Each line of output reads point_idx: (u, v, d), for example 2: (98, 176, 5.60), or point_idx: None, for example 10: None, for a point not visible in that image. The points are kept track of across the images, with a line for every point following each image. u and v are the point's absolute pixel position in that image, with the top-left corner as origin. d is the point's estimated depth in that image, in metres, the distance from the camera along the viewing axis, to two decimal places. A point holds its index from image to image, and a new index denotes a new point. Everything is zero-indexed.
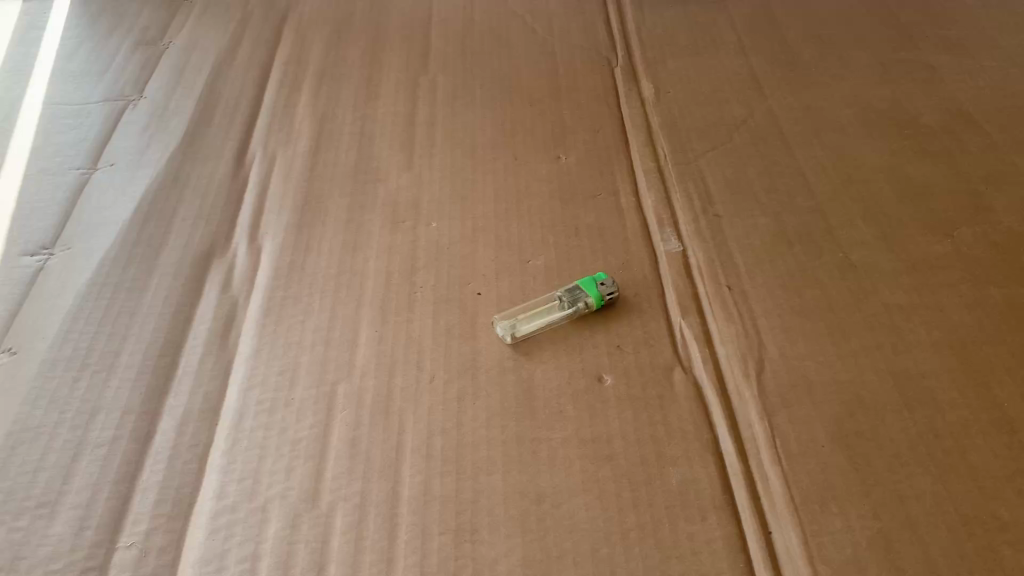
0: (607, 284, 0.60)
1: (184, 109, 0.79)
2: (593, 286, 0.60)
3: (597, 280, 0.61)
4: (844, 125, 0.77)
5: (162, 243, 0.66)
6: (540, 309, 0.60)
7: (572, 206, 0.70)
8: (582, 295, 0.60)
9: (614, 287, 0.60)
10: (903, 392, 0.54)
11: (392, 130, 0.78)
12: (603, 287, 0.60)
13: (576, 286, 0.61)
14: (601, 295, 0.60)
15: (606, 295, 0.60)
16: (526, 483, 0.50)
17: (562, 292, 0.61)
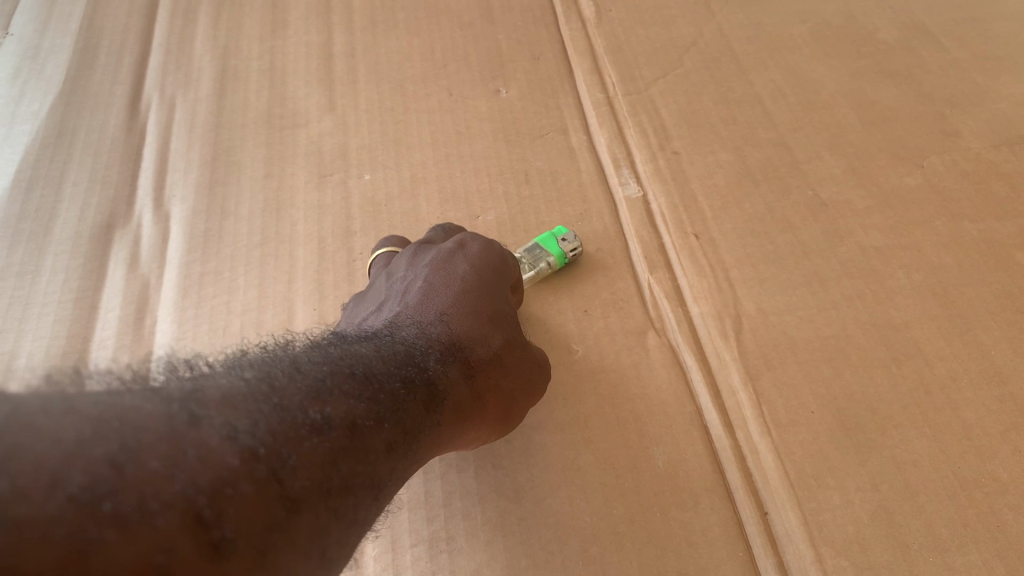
0: (568, 239, 0.55)
1: (61, 47, 0.69)
2: (554, 243, 0.55)
3: (557, 236, 0.55)
4: (800, 44, 0.72)
5: (52, 215, 0.57)
6: None
7: (520, 149, 0.64)
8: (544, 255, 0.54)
9: (575, 245, 0.55)
10: (889, 345, 0.51)
11: (308, 63, 0.69)
12: (565, 243, 0.55)
13: (535, 245, 0.55)
14: (564, 252, 0.55)
15: (569, 252, 0.55)
16: (503, 478, 0.46)
17: (520, 253, 0.55)
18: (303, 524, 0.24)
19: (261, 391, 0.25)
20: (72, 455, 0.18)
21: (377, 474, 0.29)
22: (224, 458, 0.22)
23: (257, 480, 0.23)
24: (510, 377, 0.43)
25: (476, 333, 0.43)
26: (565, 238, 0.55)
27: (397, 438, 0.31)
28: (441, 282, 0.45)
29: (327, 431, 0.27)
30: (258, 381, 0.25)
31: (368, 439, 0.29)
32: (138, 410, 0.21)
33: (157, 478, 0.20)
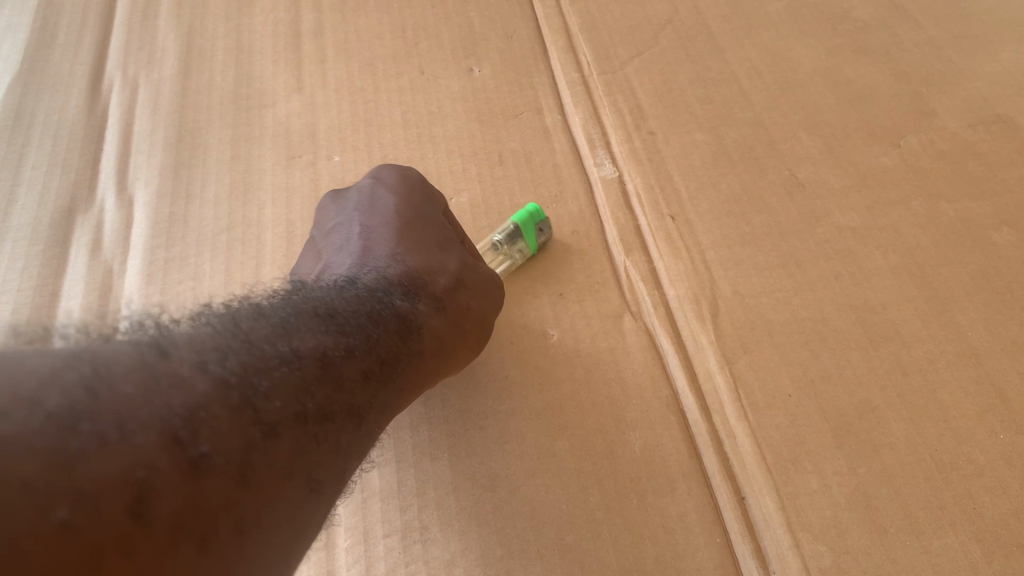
0: (544, 226, 0.54)
1: (19, 27, 0.67)
2: (532, 229, 0.54)
3: (535, 221, 0.54)
4: (776, 22, 0.71)
5: (10, 199, 0.55)
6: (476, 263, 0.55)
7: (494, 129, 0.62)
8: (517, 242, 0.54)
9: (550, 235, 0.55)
10: (866, 327, 0.51)
11: (275, 41, 0.67)
12: (541, 232, 0.54)
13: (513, 228, 0.54)
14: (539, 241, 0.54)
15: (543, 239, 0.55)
16: (477, 466, 0.45)
17: (497, 236, 0.54)
18: (278, 446, 0.27)
19: (226, 333, 0.28)
20: (50, 384, 0.22)
21: (355, 400, 0.32)
22: (195, 385, 0.25)
23: (229, 405, 0.26)
24: (473, 301, 0.45)
25: (435, 265, 0.44)
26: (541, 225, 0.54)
27: (370, 367, 0.34)
28: (381, 220, 0.46)
29: (296, 361, 0.30)
30: (226, 327, 0.29)
31: (339, 370, 0.32)
32: (109, 351, 0.24)
33: (132, 401, 0.23)
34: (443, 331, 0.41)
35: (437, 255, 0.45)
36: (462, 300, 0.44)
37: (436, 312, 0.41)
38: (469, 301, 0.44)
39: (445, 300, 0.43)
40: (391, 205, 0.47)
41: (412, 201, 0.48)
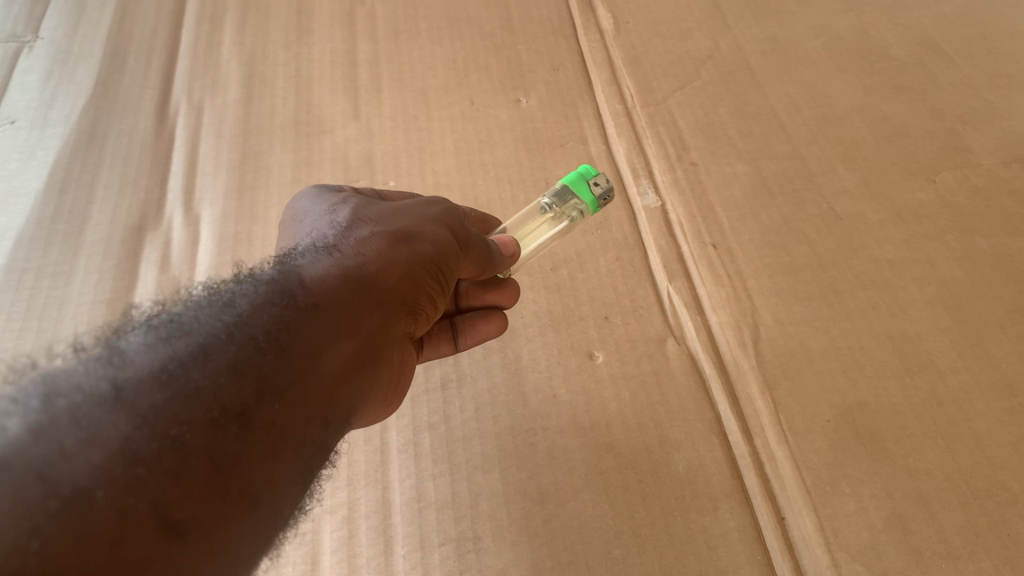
0: (601, 183, 0.52)
1: (91, 52, 0.70)
2: (584, 188, 0.52)
3: (589, 180, 0.52)
4: (815, 58, 0.73)
5: (84, 216, 0.59)
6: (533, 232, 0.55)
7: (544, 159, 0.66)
8: (573, 201, 0.53)
9: (605, 190, 0.52)
10: (902, 356, 0.53)
11: (333, 69, 0.71)
12: (597, 188, 0.52)
13: (565, 189, 0.52)
14: (595, 198, 0.52)
15: (601, 197, 0.52)
16: (527, 480, 0.47)
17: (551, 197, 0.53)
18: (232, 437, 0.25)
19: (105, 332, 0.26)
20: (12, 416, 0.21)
21: (263, 348, 0.28)
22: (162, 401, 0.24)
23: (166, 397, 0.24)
24: (387, 236, 0.40)
25: (331, 231, 0.41)
26: (597, 179, 0.52)
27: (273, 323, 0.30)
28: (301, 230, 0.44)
29: (165, 328, 0.26)
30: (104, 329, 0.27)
31: (243, 326, 0.28)
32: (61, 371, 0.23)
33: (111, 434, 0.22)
34: (359, 269, 0.37)
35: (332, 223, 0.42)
36: (368, 239, 0.40)
37: (343, 256, 0.37)
38: (379, 237, 0.40)
39: (348, 245, 0.39)
40: (305, 212, 0.45)
41: (311, 202, 0.46)
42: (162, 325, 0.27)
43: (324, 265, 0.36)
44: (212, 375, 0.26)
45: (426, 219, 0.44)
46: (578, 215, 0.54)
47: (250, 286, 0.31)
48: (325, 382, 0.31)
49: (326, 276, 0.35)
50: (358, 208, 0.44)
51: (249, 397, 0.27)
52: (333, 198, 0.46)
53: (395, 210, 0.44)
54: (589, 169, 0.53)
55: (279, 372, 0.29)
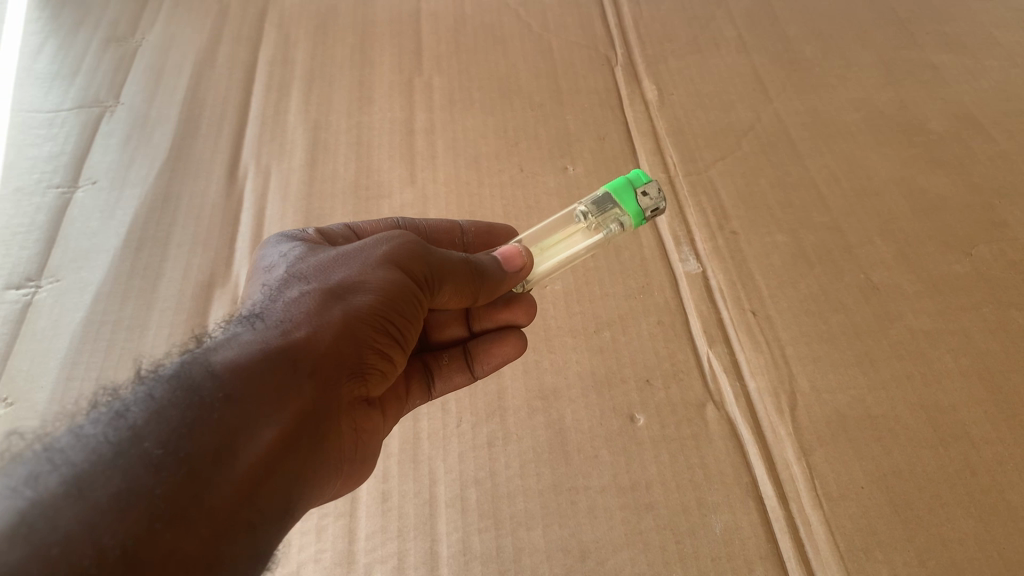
0: (649, 196, 0.48)
1: (167, 118, 0.76)
2: (630, 197, 0.48)
3: (637, 189, 0.48)
4: (853, 131, 0.76)
5: (159, 273, 0.63)
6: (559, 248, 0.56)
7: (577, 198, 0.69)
8: (616, 211, 0.50)
9: (653, 202, 0.48)
10: (937, 426, 0.54)
11: (391, 137, 0.75)
12: (644, 200, 0.48)
13: (609, 194, 0.49)
14: (641, 211, 0.48)
15: (647, 211, 0.48)
16: (569, 537, 0.49)
17: (594, 201, 0.49)
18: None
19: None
20: None
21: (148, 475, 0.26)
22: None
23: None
24: (322, 295, 0.37)
25: (268, 297, 0.38)
26: (645, 188, 0.49)
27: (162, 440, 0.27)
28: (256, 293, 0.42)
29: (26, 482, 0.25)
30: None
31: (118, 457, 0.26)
32: None
33: None
34: (286, 335, 0.34)
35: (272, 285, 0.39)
36: (303, 296, 0.37)
37: (268, 326, 0.35)
38: (316, 291, 0.37)
39: (279, 310, 0.36)
40: (263, 268, 0.43)
41: (272, 255, 0.44)
42: (39, 461, 0.26)
43: (245, 340, 0.33)
44: (88, 515, 0.25)
45: (375, 253, 0.40)
46: (620, 226, 0.50)
47: (145, 398, 0.29)
48: (234, 482, 0.28)
49: (245, 352, 0.32)
50: (307, 261, 0.41)
51: (134, 534, 0.25)
52: (289, 250, 0.43)
53: (341, 252, 0.41)
54: (639, 176, 0.49)
55: (183, 487, 0.27)
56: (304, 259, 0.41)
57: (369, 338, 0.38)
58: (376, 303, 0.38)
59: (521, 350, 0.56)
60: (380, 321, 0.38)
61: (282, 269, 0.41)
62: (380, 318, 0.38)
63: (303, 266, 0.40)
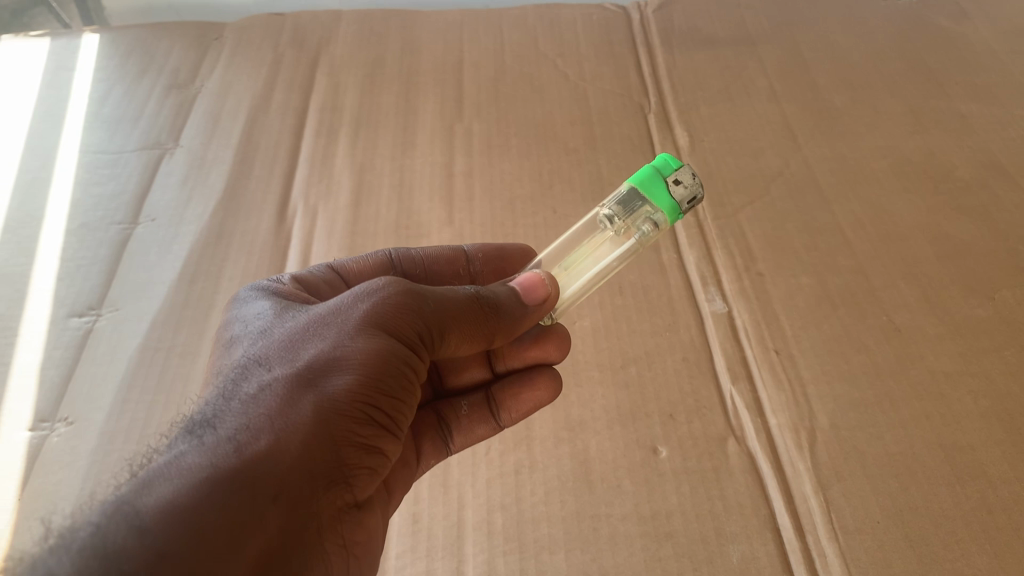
0: (681, 186, 0.48)
1: (223, 160, 0.81)
2: (662, 192, 0.48)
3: (668, 182, 0.48)
4: (880, 178, 0.78)
5: (211, 305, 0.68)
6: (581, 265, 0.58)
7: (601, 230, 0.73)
8: (649, 205, 0.49)
9: (687, 191, 0.48)
10: (954, 465, 0.55)
11: (431, 180, 0.78)
12: (677, 192, 0.48)
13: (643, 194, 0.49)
14: (676, 204, 0.48)
15: (683, 202, 0.48)
16: (590, 562, 0.52)
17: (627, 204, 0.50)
18: None
19: None
20: None
21: None
22: None
23: None
24: (291, 392, 0.37)
25: (238, 389, 0.38)
26: (676, 175, 0.48)
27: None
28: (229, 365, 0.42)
29: None
30: None
31: None
32: None
33: None
34: (244, 450, 0.34)
35: (234, 375, 0.39)
36: (265, 396, 0.37)
37: (232, 437, 0.35)
38: (278, 388, 0.37)
39: (244, 411, 0.36)
40: (237, 335, 0.43)
41: (246, 322, 0.44)
42: None
43: (195, 463, 0.33)
44: None
45: (348, 334, 0.40)
46: (656, 221, 0.50)
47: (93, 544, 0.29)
48: None
49: (195, 482, 0.32)
50: (279, 339, 0.41)
51: None
52: (263, 320, 0.43)
53: (307, 333, 0.40)
54: (667, 162, 0.49)
55: None
56: (278, 336, 0.41)
57: (346, 435, 0.38)
58: (349, 396, 0.38)
59: (556, 393, 0.58)
60: (355, 412, 0.38)
61: (255, 346, 0.41)
62: (354, 410, 0.38)
63: (276, 347, 0.40)
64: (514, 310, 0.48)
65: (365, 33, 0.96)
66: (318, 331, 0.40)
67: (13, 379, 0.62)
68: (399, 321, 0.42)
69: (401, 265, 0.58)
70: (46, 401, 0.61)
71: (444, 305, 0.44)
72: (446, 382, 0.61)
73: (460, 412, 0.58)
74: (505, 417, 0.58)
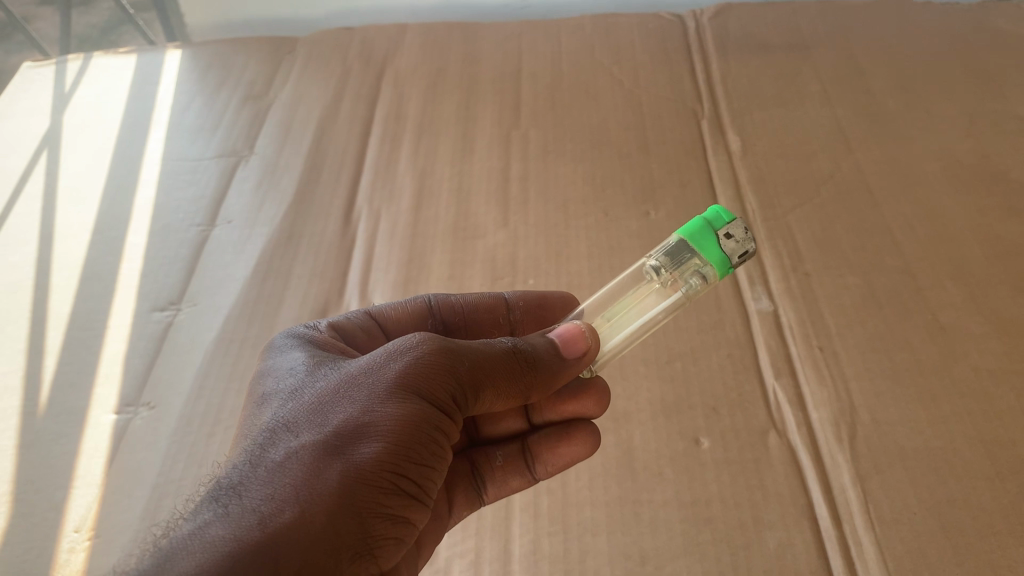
0: (733, 241, 0.49)
1: (293, 166, 0.86)
2: (714, 245, 0.49)
3: (719, 236, 0.49)
4: (932, 180, 0.78)
5: (281, 300, 0.72)
6: (626, 319, 0.58)
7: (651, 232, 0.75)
8: (699, 257, 0.50)
9: (739, 246, 0.49)
10: (995, 460, 0.56)
11: (489, 184, 0.82)
12: (728, 246, 0.49)
13: (694, 246, 0.50)
14: (727, 260, 0.49)
15: (734, 257, 0.49)
16: (630, 544, 0.54)
17: (676, 256, 0.51)
18: None
19: None
20: None
21: None
22: None
23: None
24: (318, 461, 0.39)
25: (267, 455, 0.40)
26: (727, 229, 0.50)
27: None
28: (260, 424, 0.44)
29: None
30: None
31: None
32: None
33: None
34: (268, 523, 0.36)
35: (264, 437, 0.41)
36: (291, 465, 0.39)
37: (260, 511, 0.37)
38: (305, 456, 0.39)
39: (274, 481, 0.38)
40: (267, 394, 0.45)
41: (277, 381, 0.46)
42: None
43: (220, 532, 0.35)
44: None
45: (378, 399, 0.42)
46: (704, 274, 0.51)
47: None
48: None
49: (218, 555, 0.34)
50: (309, 402, 0.42)
51: None
52: (293, 380, 0.45)
53: (336, 396, 0.42)
54: (719, 215, 0.50)
55: None
56: (309, 396, 0.43)
57: (371, 506, 0.39)
58: (376, 463, 0.40)
59: (593, 449, 0.56)
60: (382, 480, 0.40)
61: (286, 407, 0.43)
62: (380, 479, 0.40)
63: (307, 410, 0.42)
64: (555, 364, 0.48)
65: (429, 45, 1.01)
66: (349, 394, 0.42)
67: (102, 367, 0.68)
68: (429, 387, 0.43)
69: (441, 313, 0.60)
70: (131, 386, 0.66)
71: (478, 367, 0.45)
72: (483, 432, 0.61)
73: (494, 463, 0.58)
74: (540, 470, 0.57)
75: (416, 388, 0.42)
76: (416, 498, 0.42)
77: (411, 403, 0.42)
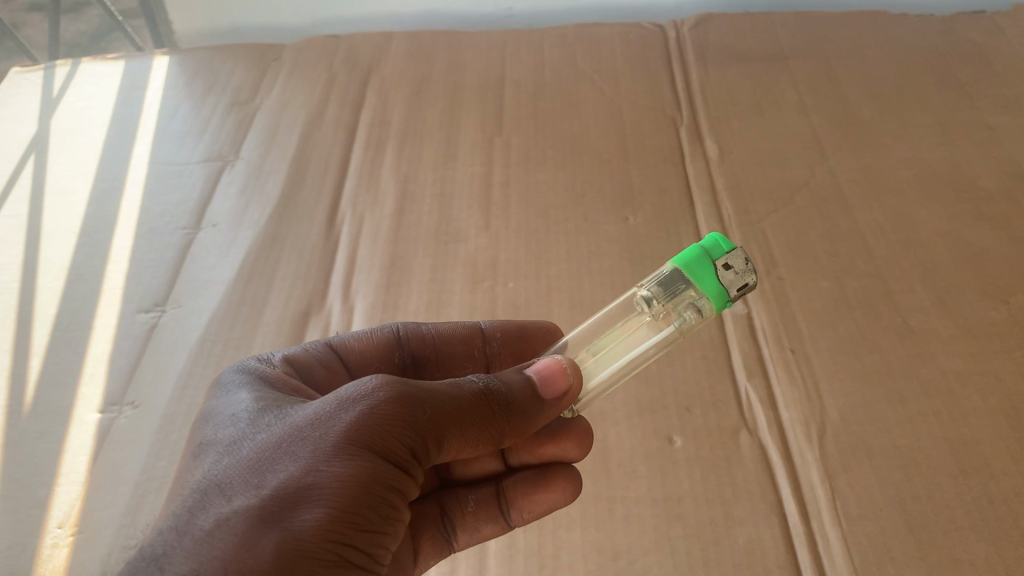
0: (732, 272, 0.49)
1: (278, 171, 0.87)
2: (712, 279, 0.50)
3: (718, 268, 0.50)
4: (904, 188, 0.80)
5: (264, 301, 0.73)
6: (617, 353, 0.58)
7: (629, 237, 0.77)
8: (695, 289, 0.51)
9: (737, 278, 0.49)
10: (959, 458, 0.58)
11: (471, 190, 0.83)
12: (727, 278, 0.49)
13: (693, 279, 0.50)
14: (726, 292, 0.50)
15: (733, 290, 0.50)
16: (603, 539, 0.56)
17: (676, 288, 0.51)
18: None
19: None
20: None
21: None
22: None
23: None
24: (250, 537, 0.37)
25: (200, 526, 0.38)
26: (726, 260, 0.50)
27: None
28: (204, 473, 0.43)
29: None
30: None
31: None
32: None
33: None
34: None
35: (200, 500, 0.40)
36: (222, 539, 0.37)
37: None
38: (238, 528, 0.38)
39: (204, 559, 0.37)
40: (212, 440, 0.44)
41: (223, 426, 0.44)
42: None
43: None
44: None
45: (322, 459, 0.40)
46: (700, 306, 0.52)
47: None
48: None
49: None
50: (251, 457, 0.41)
51: None
52: (239, 427, 0.43)
53: (279, 452, 0.40)
54: (718, 245, 0.50)
55: None
56: (253, 449, 0.41)
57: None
58: (317, 532, 0.38)
59: (571, 496, 0.56)
60: (326, 548, 0.39)
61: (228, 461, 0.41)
62: (322, 549, 0.38)
63: (249, 468, 0.40)
64: (528, 406, 0.47)
65: (414, 53, 1.02)
66: (292, 449, 0.40)
67: (87, 367, 0.69)
68: (381, 441, 0.41)
69: (409, 344, 0.61)
70: (115, 386, 0.67)
71: (438, 415, 0.43)
72: (457, 473, 0.61)
73: (466, 509, 0.57)
74: (515, 517, 0.56)
75: (364, 444, 0.41)
76: (368, 556, 0.41)
77: (358, 461, 0.40)
